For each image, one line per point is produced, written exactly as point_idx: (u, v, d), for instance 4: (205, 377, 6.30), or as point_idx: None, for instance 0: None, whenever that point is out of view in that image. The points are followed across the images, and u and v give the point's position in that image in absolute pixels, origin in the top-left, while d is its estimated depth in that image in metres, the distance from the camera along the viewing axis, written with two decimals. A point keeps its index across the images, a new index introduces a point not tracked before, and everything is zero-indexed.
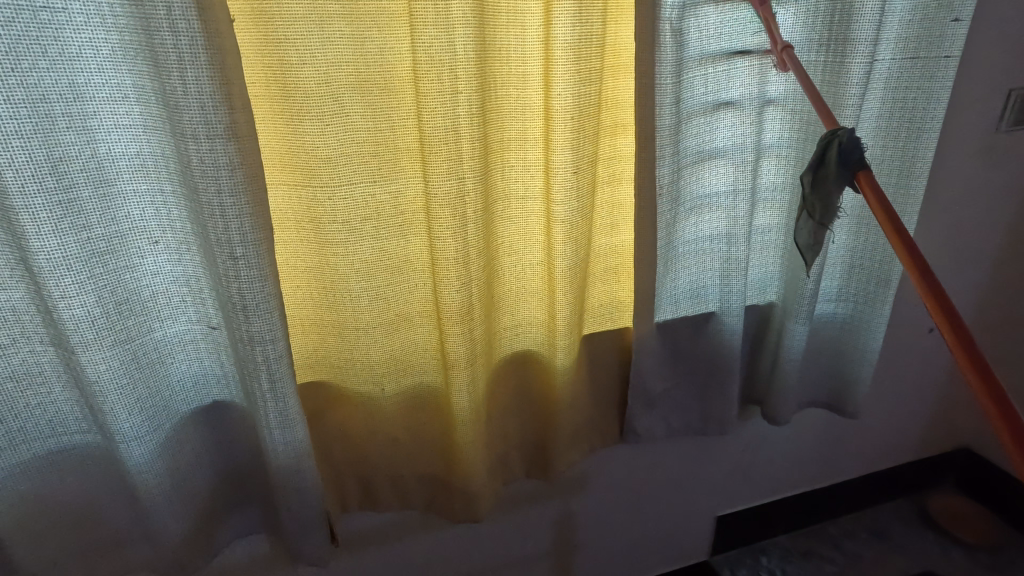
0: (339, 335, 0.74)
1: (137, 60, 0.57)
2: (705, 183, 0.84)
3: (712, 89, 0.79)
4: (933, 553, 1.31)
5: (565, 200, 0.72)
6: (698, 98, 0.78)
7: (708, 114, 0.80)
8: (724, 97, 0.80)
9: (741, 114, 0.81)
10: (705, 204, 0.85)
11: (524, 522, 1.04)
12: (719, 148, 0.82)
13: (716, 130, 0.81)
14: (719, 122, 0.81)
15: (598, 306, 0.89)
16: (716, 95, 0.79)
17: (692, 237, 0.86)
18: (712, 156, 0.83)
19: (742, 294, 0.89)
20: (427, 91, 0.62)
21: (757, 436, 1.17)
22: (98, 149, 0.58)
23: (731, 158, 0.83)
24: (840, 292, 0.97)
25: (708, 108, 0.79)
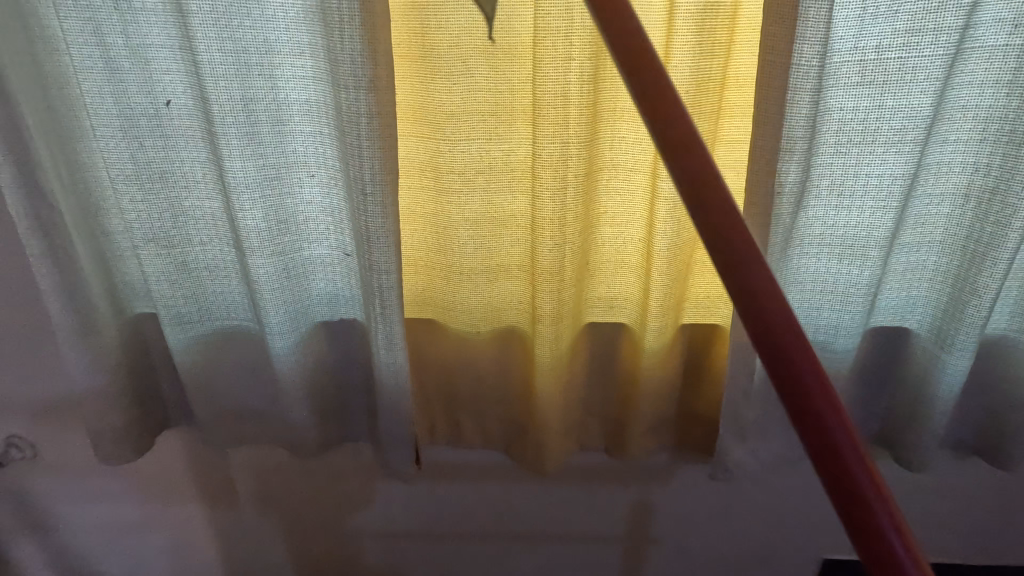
0: (445, 278, 0.83)
1: (313, 21, 0.70)
2: (843, 188, 0.74)
3: (871, 80, 0.68)
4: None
5: (671, 176, 0.71)
6: (844, 97, 0.69)
7: (874, 109, 0.69)
8: (888, 95, 0.68)
9: (912, 115, 0.69)
10: (838, 216, 0.75)
11: (599, 494, 1.06)
12: (867, 147, 0.71)
13: (875, 131, 0.70)
14: (881, 123, 0.70)
15: (704, 296, 0.86)
16: (877, 89, 0.68)
17: (813, 249, 0.78)
18: (867, 161, 0.72)
19: (863, 319, 0.80)
20: (543, 58, 0.65)
21: (891, 480, 1.01)
22: (279, 95, 0.73)
23: (877, 164, 0.72)
24: (1012, 318, 0.81)
25: (862, 108, 0.69)
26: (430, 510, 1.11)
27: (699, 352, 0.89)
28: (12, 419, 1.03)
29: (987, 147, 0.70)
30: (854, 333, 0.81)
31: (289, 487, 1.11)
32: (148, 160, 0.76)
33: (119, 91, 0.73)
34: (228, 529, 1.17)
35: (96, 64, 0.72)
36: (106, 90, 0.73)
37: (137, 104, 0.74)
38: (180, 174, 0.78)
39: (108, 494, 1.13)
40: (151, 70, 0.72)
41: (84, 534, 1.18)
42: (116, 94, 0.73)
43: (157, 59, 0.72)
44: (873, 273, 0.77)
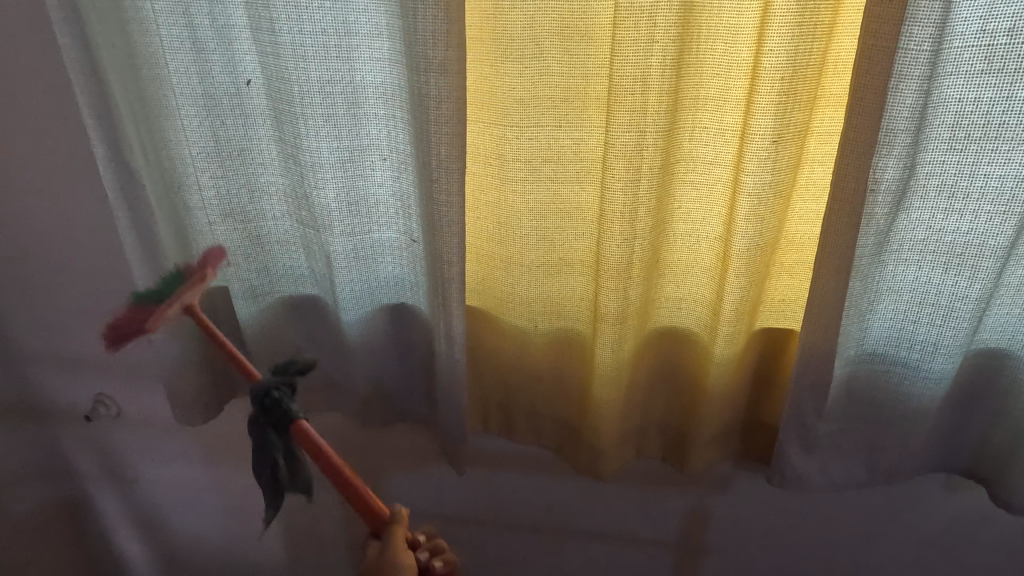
0: (504, 269, 0.81)
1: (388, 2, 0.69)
2: (955, 189, 0.66)
3: (998, 68, 0.60)
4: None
5: (756, 171, 0.66)
6: (963, 88, 0.62)
7: (999, 101, 0.61)
8: (1016, 85, 0.60)
9: None
10: (944, 218, 0.68)
11: (652, 497, 1.02)
12: (988, 144, 0.63)
13: (1000, 125, 0.62)
14: (1007, 117, 0.62)
15: (779, 299, 0.80)
16: (1004, 78, 0.60)
17: (912, 255, 0.71)
18: (985, 160, 0.64)
19: (963, 338, 0.73)
20: (623, 39, 0.62)
21: (981, 515, 0.92)
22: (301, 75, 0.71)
23: (998, 164, 0.64)
24: None
25: (983, 101, 0.62)
26: (477, 499, 1.11)
27: (769, 357, 0.84)
28: (101, 379, 1.11)
29: None
30: (953, 351, 0.74)
31: None
32: (226, 137, 0.79)
33: (203, 69, 0.75)
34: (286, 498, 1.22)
35: (185, 45, 0.74)
36: (192, 71, 0.75)
37: (219, 83, 0.76)
38: (256, 152, 0.81)
39: (180, 456, 1.20)
40: (233, 49, 0.75)
41: (158, 491, 1.26)
42: (201, 73, 0.75)
43: (239, 40, 0.75)
44: (984, 286, 0.69)
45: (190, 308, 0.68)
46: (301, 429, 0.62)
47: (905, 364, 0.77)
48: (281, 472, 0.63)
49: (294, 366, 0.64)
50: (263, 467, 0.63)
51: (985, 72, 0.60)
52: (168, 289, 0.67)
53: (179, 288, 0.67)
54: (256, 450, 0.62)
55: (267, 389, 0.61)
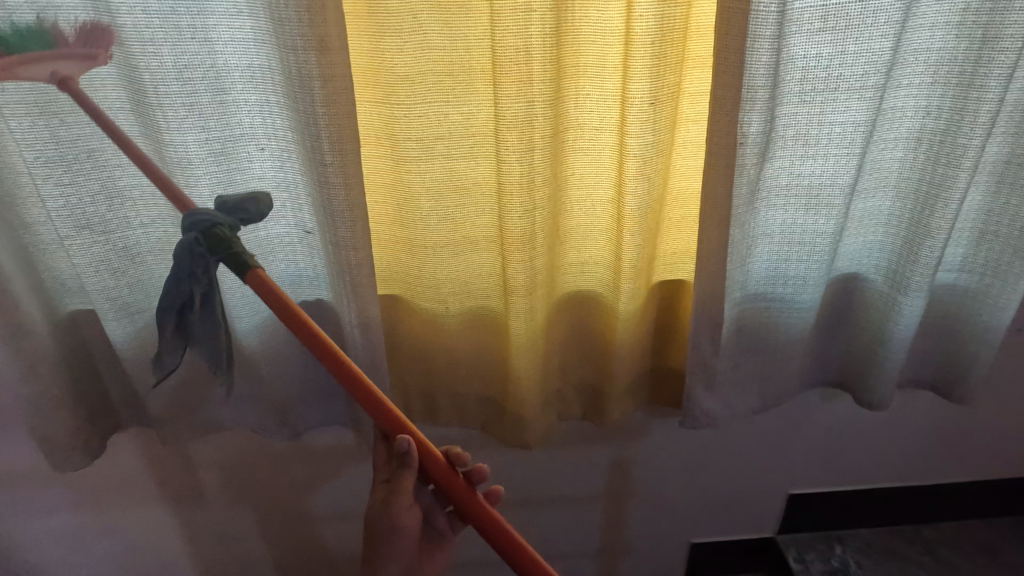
0: (410, 253, 0.79)
1: None
2: (808, 137, 0.74)
3: (832, 26, 0.67)
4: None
5: (639, 133, 0.69)
6: (807, 44, 0.69)
7: (835, 55, 0.69)
8: (847, 40, 0.68)
9: (870, 61, 0.69)
10: (801, 165, 0.76)
11: (579, 456, 1.07)
12: (829, 95, 0.71)
13: (838, 77, 0.70)
14: (842, 70, 0.70)
15: (673, 253, 0.86)
16: (838, 35, 0.68)
17: (778, 201, 0.79)
18: (829, 110, 0.72)
19: (823, 269, 0.83)
20: (502, 10, 0.62)
21: (849, 419, 1.06)
22: (155, 60, 0.64)
23: (840, 112, 0.73)
24: (963, 261, 0.86)
25: (823, 56, 0.69)
26: None
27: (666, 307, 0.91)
28: None
29: (940, 89, 0.72)
30: (817, 281, 0.84)
31: (260, 480, 1.07)
32: (72, 137, 0.69)
33: None
34: (198, 529, 1.13)
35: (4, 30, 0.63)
36: None
37: None
38: (108, 152, 0.70)
39: (57, 506, 1.05)
40: None
41: (34, 551, 1.10)
42: None
43: None
44: (836, 221, 0.79)
45: (67, 83, 0.62)
46: (256, 275, 0.61)
47: (781, 300, 0.86)
48: (198, 308, 0.66)
49: (245, 215, 0.66)
50: (191, 290, 0.64)
51: (822, 30, 0.68)
52: (35, 50, 0.61)
53: (48, 53, 0.61)
54: (185, 265, 0.63)
55: (211, 225, 0.63)
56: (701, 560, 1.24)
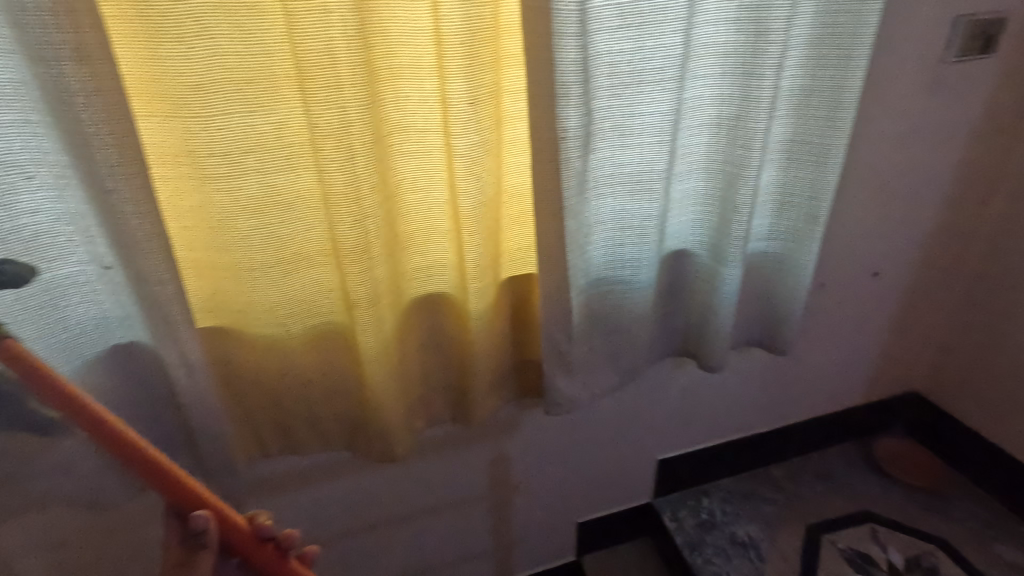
0: (236, 278, 0.73)
1: None
2: (623, 128, 0.79)
3: (629, 23, 0.72)
4: (895, 491, 1.29)
5: (462, 133, 0.69)
6: (609, 40, 0.72)
7: (636, 49, 0.74)
8: (644, 36, 0.73)
9: (666, 54, 0.75)
10: (621, 153, 0.81)
11: (458, 459, 1.06)
12: (636, 87, 0.76)
13: (640, 71, 0.75)
14: (643, 64, 0.75)
15: (518, 249, 0.87)
16: (635, 31, 0.73)
17: (607, 189, 0.83)
18: (638, 101, 0.77)
19: (655, 249, 0.89)
20: (296, 12, 0.58)
21: (699, 381, 1.16)
22: None
23: (648, 103, 0.78)
24: (770, 230, 0.96)
25: (625, 51, 0.74)
26: None
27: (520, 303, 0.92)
28: None
29: (728, 78, 0.80)
30: (651, 261, 0.90)
31: None
32: None
33: None
34: None
35: None
36: None
37: None
38: None
39: None
40: None
41: None
42: None
43: None
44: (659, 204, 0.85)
45: None
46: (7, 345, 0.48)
47: (623, 281, 0.91)
48: None
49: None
50: None
51: (621, 27, 0.72)
52: None
53: None
54: None
55: None
56: (590, 536, 1.29)
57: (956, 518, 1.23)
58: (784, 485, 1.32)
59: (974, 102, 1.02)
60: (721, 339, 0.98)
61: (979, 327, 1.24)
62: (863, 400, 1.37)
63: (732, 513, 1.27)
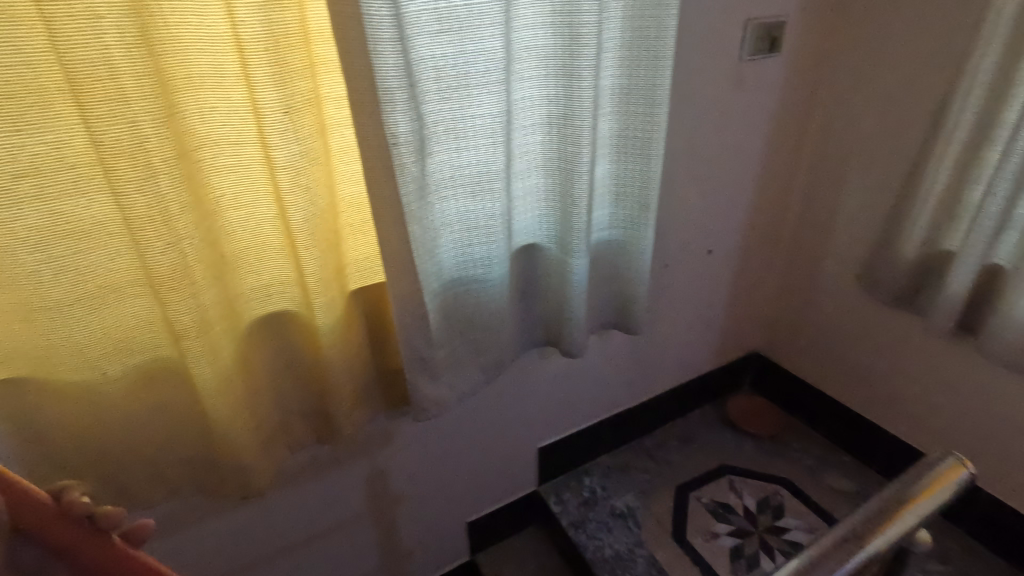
0: (28, 320, 0.63)
1: None
2: (456, 131, 0.79)
3: (447, 28, 0.72)
4: (745, 442, 1.44)
5: (281, 144, 0.66)
6: (430, 45, 0.72)
7: (458, 53, 0.75)
8: (465, 40, 0.74)
9: (489, 57, 0.77)
10: (459, 156, 0.82)
11: (331, 481, 1.01)
12: (463, 91, 0.77)
13: (466, 74, 0.76)
14: (468, 68, 0.76)
15: (363, 258, 0.85)
16: (455, 36, 0.73)
17: (448, 191, 0.84)
18: (468, 104, 0.78)
19: (505, 247, 0.92)
20: (55, 19, 0.52)
21: (566, 367, 1.21)
22: None
23: (478, 106, 0.79)
24: (610, 219, 1.03)
25: (447, 55, 0.74)
26: None
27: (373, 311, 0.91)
28: None
29: (552, 79, 0.84)
30: (502, 258, 0.92)
31: None
32: None
33: None
34: None
35: None
36: None
37: None
38: None
39: None
40: None
41: None
42: None
43: None
44: (502, 203, 0.88)
45: None
46: None
47: (477, 280, 0.92)
48: None
49: None
50: None
51: (441, 31, 0.72)
52: None
53: None
54: None
55: None
56: (481, 534, 1.30)
57: (794, 458, 1.40)
58: (654, 453, 1.43)
59: (770, 94, 1.17)
60: (576, 325, 1.03)
61: (797, 290, 1.42)
62: (713, 365, 1.51)
63: (610, 487, 1.35)
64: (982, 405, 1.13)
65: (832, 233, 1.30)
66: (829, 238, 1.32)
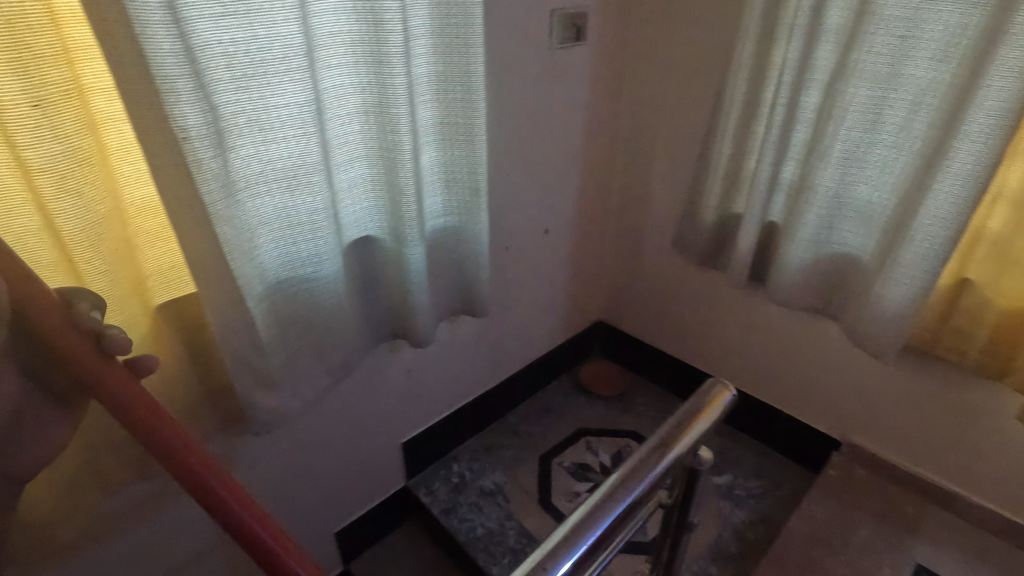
0: None
1: None
2: (260, 122, 0.74)
3: (233, 10, 0.67)
4: (597, 404, 1.56)
5: (32, 143, 0.57)
6: (214, 29, 0.66)
7: (251, 38, 0.69)
8: (256, 25, 0.69)
9: (287, 43, 0.72)
10: (268, 149, 0.76)
11: (168, 516, 0.91)
12: (263, 79, 0.72)
13: (263, 61, 0.71)
14: (264, 54, 0.71)
15: (167, 267, 0.77)
16: (243, 19, 0.68)
17: (262, 187, 0.78)
18: (270, 93, 0.73)
19: (334, 241, 0.88)
20: None
21: (420, 357, 1.21)
22: None
23: (283, 94, 0.74)
24: (444, 206, 1.04)
25: (237, 41, 0.69)
26: None
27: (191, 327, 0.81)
28: None
29: (362, 67, 0.83)
30: (332, 253, 0.89)
31: None
32: None
33: None
34: None
35: None
36: None
37: None
38: None
39: None
40: None
41: None
42: None
43: None
44: (324, 196, 0.84)
45: None
46: None
47: (307, 279, 0.88)
48: None
49: None
50: None
51: (227, 14, 0.66)
52: None
53: None
54: None
55: None
56: (352, 541, 1.26)
57: (640, 411, 1.54)
58: (517, 429, 1.49)
59: (583, 81, 1.26)
60: (421, 313, 1.03)
61: (628, 259, 1.56)
62: (564, 338, 1.61)
63: (478, 468, 1.38)
64: (773, 341, 1.34)
65: (650, 206, 1.45)
66: (649, 210, 1.46)
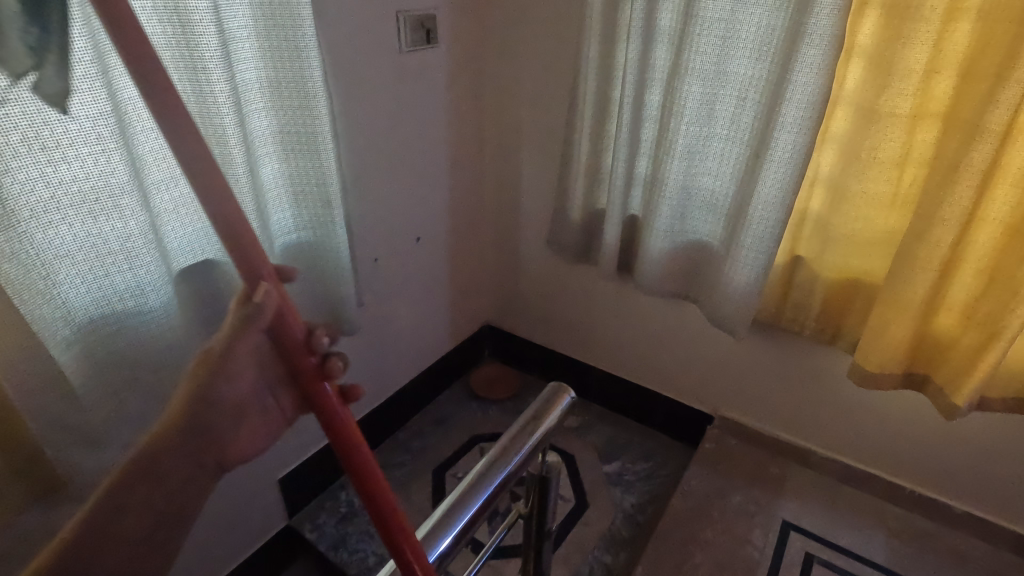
0: None
1: None
2: (41, 140, 0.63)
3: None
4: (491, 409, 1.55)
5: None
6: None
7: None
8: None
9: (68, 49, 0.62)
10: (56, 170, 0.65)
11: None
12: None
13: None
14: None
15: None
16: None
17: (55, 216, 0.66)
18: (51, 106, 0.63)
19: (161, 271, 0.78)
20: None
21: None
22: None
23: (69, 107, 0.64)
24: (295, 222, 0.97)
25: None
26: None
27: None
28: None
29: (174, 75, 0.75)
30: (161, 285, 0.79)
31: None
32: None
33: None
34: None
35: None
36: None
37: None
38: None
39: None
40: None
41: None
42: None
43: None
44: (140, 220, 0.74)
45: None
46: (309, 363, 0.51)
47: (130, 315, 0.77)
48: None
49: None
50: None
51: None
52: None
53: None
54: None
55: None
56: None
57: None
58: (409, 445, 1.43)
59: (442, 85, 1.23)
60: None
61: (508, 261, 1.56)
62: (451, 346, 1.57)
63: None
64: (647, 329, 1.40)
65: (523, 208, 1.45)
66: (523, 212, 1.47)
